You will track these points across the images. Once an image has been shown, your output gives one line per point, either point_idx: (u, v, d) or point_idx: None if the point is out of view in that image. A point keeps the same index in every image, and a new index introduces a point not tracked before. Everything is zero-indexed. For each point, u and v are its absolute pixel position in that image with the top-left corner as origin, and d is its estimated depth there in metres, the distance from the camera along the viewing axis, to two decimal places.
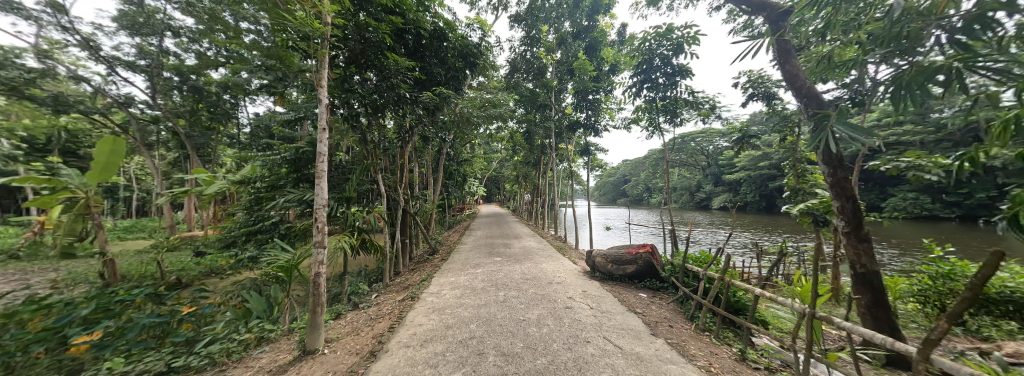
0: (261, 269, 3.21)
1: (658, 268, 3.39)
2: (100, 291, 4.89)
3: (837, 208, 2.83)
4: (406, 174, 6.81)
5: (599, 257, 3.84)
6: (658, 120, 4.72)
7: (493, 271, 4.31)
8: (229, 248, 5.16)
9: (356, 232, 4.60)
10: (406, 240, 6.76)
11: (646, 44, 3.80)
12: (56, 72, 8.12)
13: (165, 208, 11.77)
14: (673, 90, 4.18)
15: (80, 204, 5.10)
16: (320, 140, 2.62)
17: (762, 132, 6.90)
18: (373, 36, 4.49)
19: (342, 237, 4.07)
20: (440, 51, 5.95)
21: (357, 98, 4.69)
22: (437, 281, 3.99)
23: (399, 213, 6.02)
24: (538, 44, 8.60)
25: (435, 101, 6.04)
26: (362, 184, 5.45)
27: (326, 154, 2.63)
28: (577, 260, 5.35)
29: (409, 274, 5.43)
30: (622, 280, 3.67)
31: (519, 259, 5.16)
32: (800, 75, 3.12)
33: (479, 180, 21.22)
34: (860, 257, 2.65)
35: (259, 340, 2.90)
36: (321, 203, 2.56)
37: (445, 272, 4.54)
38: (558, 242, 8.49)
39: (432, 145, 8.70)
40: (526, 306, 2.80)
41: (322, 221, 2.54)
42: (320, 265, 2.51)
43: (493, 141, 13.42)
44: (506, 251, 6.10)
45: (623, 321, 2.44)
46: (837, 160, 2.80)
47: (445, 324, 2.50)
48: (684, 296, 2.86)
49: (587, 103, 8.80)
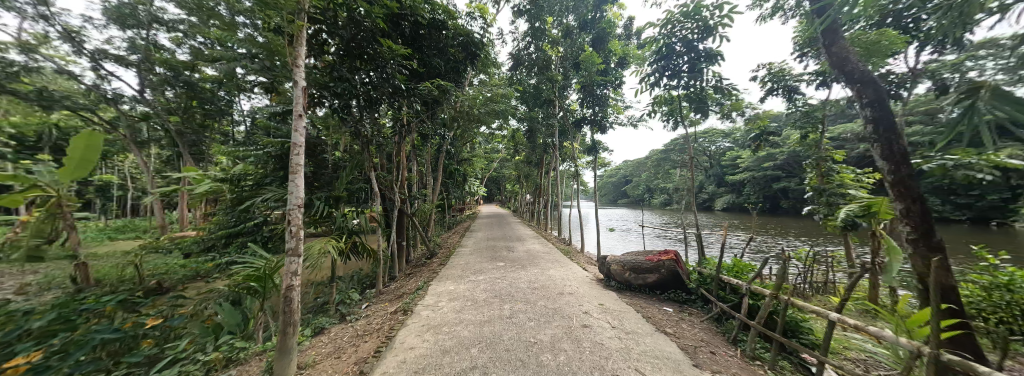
0: (229, 280, 2.77)
1: (684, 278, 2.99)
2: (70, 298, 4.51)
3: (900, 210, 2.45)
4: (403, 173, 6.41)
5: (616, 264, 3.44)
6: (680, 114, 4.24)
7: (496, 279, 3.92)
8: (207, 252, 4.75)
9: (346, 234, 4.19)
10: (403, 243, 6.37)
11: (670, 26, 3.35)
12: (39, 66, 7.76)
13: (156, 207, 11.42)
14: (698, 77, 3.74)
15: (50, 202, 4.70)
16: (294, 128, 2.22)
17: (782, 129, 6.47)
18: (366, 20, 4.10)
19: (327, 241, 3.62)
20: (440, 42, 5.58)
21: (348, 88, 4.30)
22: (435, 290, 3.59)
23: (395, 214, 5.62)
24: (543, 37, 8.19)
25: (434, 95, 5.66)
26: (355, 182, 5.05)
27: (301, 145, 2.24)
28: (587, 266, 4.95)
29: (404, 280, 5.01)
30: (642, 291, 3.27)
31: (524, 265, 4.75)
32: (851, 57, 2.69)
33: (479, 181, 20.80)
34: (932, 269, 2.27)
35: (225, 362, 2.49)
36: (294, 205, 2.15)
37: (444, 279, 4.14)
38: (563, 245, 8.09)
39: (431, 143, 8.29)
40: (537, 325, 2.40)
41: (295, 223, 2.15)
42: (293, 276, 2.11)
43: (493, 140, 13.04)
44: (509, 255, 5.69)
45: (656, 346, 2.03)
46: (900, 156, 2.42)
47: (441, 348, 2.10)
48: (721, 312, 2.45)
49: (594, 98, 8.30)
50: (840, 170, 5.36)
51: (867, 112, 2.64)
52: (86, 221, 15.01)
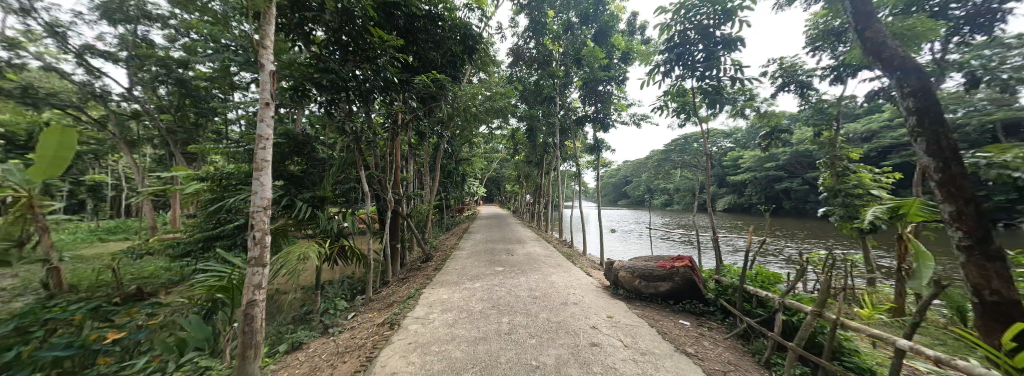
0: (192, 292, 2.46)
1: (701, 287, 2.71)
2: (38, 305, 4.21)
3: (950, 214, 2.17)
4: (397, 172, 6.13)
5: (624, 271, 3.17)
6: (692, 110, 3.91)
7: (494, 286, 3.64)
8: (185, 256, 4.43)
9: (333, 238, 3.90)
10: (396, 246, 6.07)
11: (685, 11, 3.06)
12: (20, 60, 7.44)
13: (146, 208, 11.11)
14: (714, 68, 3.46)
15: (18, 202, 4.34)
16: (261, 119, 1.95)
17: (795, 127, 6.16)
18: (355, 7, 3.79)
19: (310, 245, 3.33)
20: (436, 35, 5.28)
21: (336, 80, 3.99)
22: (427, 299, 3.30)
23: (388, 215, 5.33)
24: (545, 32, 7.89)
25: (429, 90, 5.37)
26: (345, 182, 4.75)
27: (267, 138, 1.97)
28: (591, 271, 4.66)
29: (396, 286, 4.71)
30: (653, 301, 2.99)
31: (524, 270, 4.46)
32: (889, 41, 2.40)
33: (479, 181, 20.52)
34: (990, 281, 1.98)
35: None
36: (258, 207, 1.87)
37: (437, 286, 3.84)
38: (564, 247, 7.81)
39: (428, 141, 7.99)
40: (538, 343, 2.11)
41: (258, 228, 1.87)
42: (257, 287, 1.85)
43: (493, 140, 12.77)
44: (509, 259, 5.39)
45: (679, 373, 1.73)
46: (948, 151, 2.14)
47: (428, 373, 1.81)
48: (748, 328, 2.16)
49: (597, 95, 7.98)
50: (858, 169, 5.07)
51: (908, 103, 2.36)
52: (77, 222, 14.69)
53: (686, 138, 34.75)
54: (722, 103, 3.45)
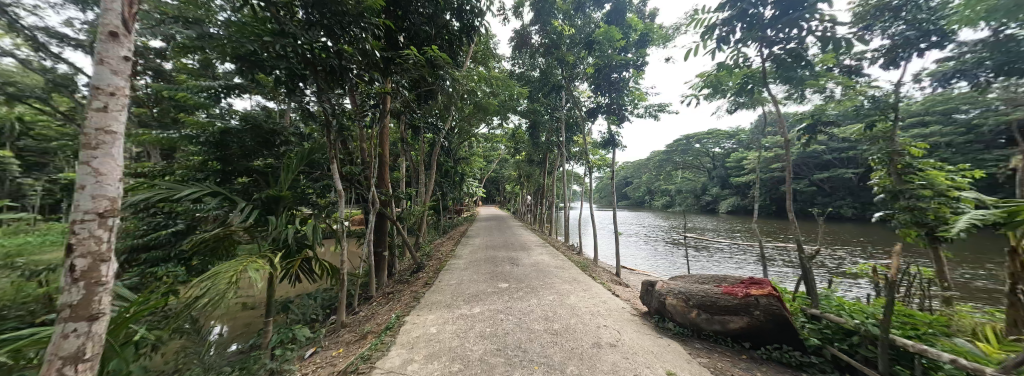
0: (13, 350, 1.53)
1: (797, 330, 1.97)
2: None
3: None
4: (385, 168, 5.31)
5: (676, 298, 2.44)
6: (752, 94, 3.07)
7: (499, 313, 2.81)
8: None
9: (294, 250, 3.06)
10: (382, 253, 5.23)
11: None
12: None
13: None
14: (792, 30, 2.62)
15: None
16: (103, 63, 1.25)
17: (845, 120, 5.28)
18: None
19: (253, 259, 2.48)
20: (429, 5, 4.44)
21: (299, 50, 3.12)
22: (407, 335, 2.43)
23: (371, 220, 4.49)
24: (555, 12, 7.04)
25: (420, 71, 4.56)
26: (317, 180, 3.91)
27: (126, 92, 1.29)
28: (615, 288, 3.83)
29: (377, 306, 3.87)
30: (721, 343, 2.25)
31: (534, 287, 3.63)
32: None
33: (479, 181, 19.78)
34: None
35: None
36: (73, 222, 1.14)
37: (424, 311, 2.99)
38: (572, 254, 7.05)
39: (421, 136, 7.13)
40: None
41: (86, 254, 1.20)
42: (91, 340, 1.26)
43: (493, 137, 11.97)
44: (514, 271, 4.57)
45: None
46: None
47: None
48: None
49: (610, 84, 7.02)
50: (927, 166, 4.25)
51: None
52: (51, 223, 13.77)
53: (687, 138, 34.27)
54: (802, 76, 2.54)
